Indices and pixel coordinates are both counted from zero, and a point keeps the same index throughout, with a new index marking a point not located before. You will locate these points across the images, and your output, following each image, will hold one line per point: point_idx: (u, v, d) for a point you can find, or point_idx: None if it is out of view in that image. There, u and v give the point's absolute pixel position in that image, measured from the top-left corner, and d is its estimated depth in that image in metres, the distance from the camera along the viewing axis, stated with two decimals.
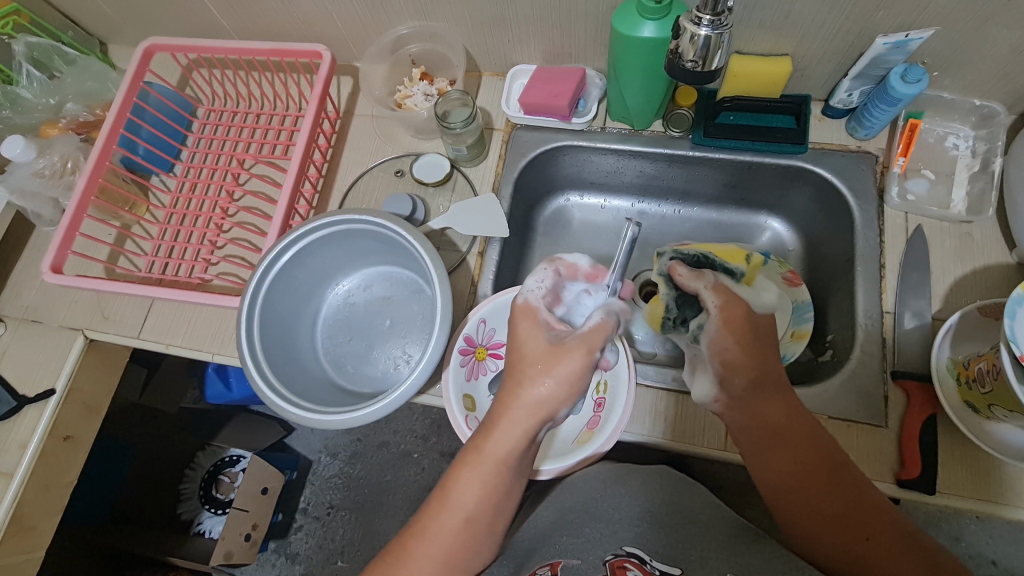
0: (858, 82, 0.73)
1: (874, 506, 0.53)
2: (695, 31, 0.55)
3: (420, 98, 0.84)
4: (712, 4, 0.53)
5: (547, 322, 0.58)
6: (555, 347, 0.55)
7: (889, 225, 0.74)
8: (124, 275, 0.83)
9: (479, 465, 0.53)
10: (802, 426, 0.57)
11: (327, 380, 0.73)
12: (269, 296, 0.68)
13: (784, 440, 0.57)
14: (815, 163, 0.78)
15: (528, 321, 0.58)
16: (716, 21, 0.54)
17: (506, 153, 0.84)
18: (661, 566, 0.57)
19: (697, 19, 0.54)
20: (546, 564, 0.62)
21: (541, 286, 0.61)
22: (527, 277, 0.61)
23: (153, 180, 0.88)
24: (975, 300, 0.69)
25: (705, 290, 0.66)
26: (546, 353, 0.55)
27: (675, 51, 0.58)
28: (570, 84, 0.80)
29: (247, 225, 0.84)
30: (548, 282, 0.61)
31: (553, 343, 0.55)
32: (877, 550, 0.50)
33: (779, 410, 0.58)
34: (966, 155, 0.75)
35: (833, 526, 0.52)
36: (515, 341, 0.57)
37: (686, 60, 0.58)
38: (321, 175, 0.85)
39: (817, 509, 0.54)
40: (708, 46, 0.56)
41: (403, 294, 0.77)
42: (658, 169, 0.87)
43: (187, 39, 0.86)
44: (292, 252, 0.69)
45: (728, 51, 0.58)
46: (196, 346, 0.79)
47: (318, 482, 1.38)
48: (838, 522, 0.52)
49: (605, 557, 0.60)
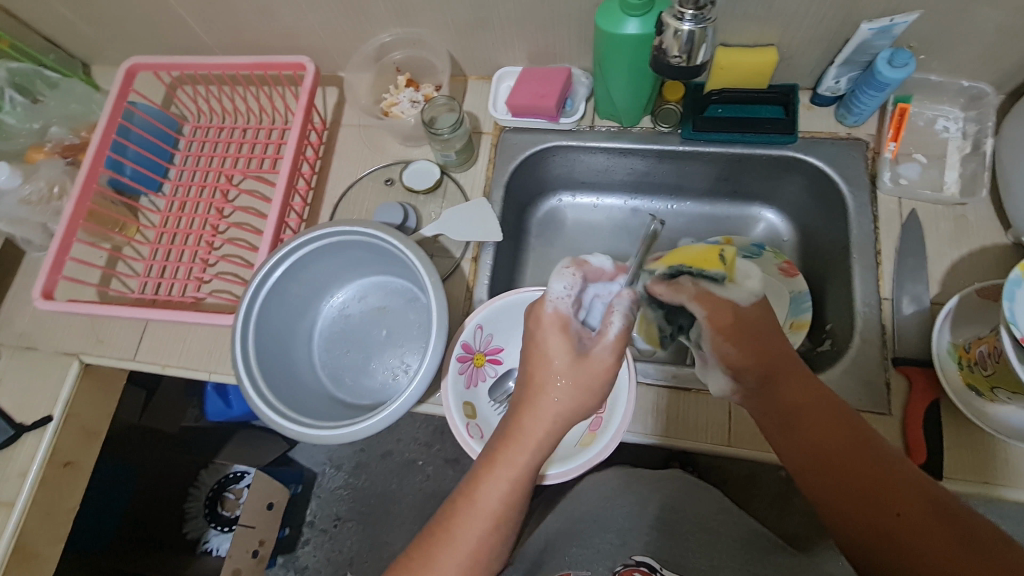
0: (845, 69, 0.73)
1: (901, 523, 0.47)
2: (679, 26, 0.54)
3: (407, 106, 0.83)
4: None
5: (575, 334, 0.55)
6: (581, 361, 0.54)
7: (883, 211, 0.74)
8: (116, 297, 0.83)
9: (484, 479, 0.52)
10: (819, 405, 0.55)
11: (326, 393, 0.72)
12: (264, 317, 0.67)
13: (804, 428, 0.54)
14: (806, 153, 0.78)
15: (556, 334, 0.54)
16: (699, 15, 0.54)
17: (495, 157, 0.84)
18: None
19: (680, 14, 0.54)
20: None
21: (567, 290, 0.56)
22: (553, 279, 0.56)
23: (143, 201, 0.88)
24: (972, 282, 0.69)
25: (689, 302, 0.63)
26: (570, 369, 0.54)
27: (658, 48, 0.57)
28: (557, 85, 0.80)
29: (239, 241, 0.84)
30: (574, 286, 0.56)
31: (581, 355, 0.54)
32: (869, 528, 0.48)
33: (794, 391, 0.56)
34: (956, 138, 0.75)
35: (839, 498, 0.51)
36: (530, 361, 0.55)
37: (671, 55, 0.57)
38: (311, 187, 0.84)
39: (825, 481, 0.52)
40: (693, 40, 0.55)
41: (398, 303, 0.76)
42: (649, 165, 0.88)
43: (169, 58, 0.85)
44: (282, 272, 0.68)
45: (712, 46, 0.58)
46: (192, 366, 0.78)
47: (324, 494, 1.38)
48: (842, 493, 0.51)
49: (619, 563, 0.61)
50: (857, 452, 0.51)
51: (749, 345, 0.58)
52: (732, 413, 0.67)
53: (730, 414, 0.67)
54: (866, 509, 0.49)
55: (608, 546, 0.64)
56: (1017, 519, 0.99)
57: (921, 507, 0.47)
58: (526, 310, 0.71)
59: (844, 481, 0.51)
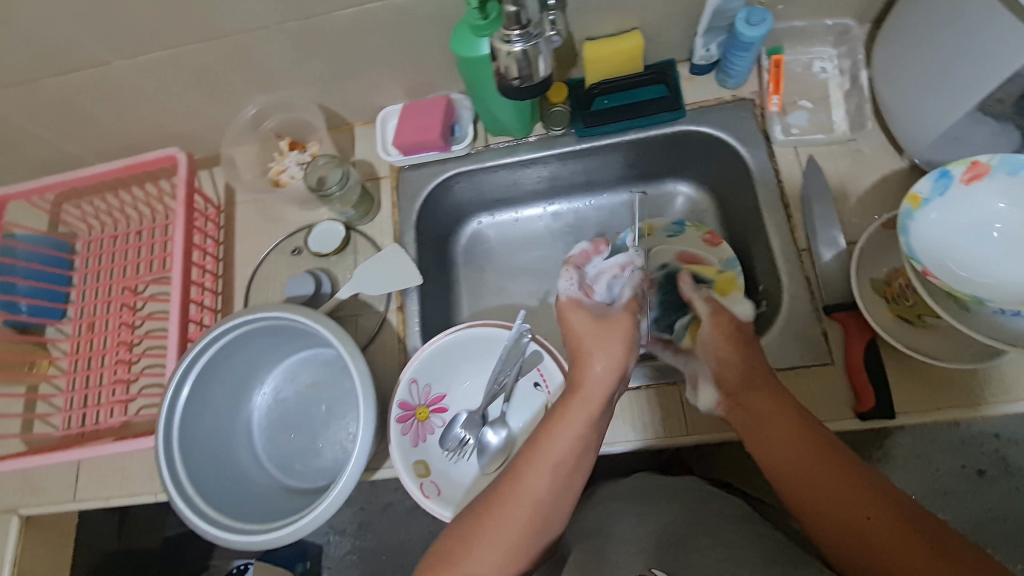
0: (711, 35, 0.73)
1: (871, 538, 0.47)
2: (509, 48, 0.55)
3: (296, 169, 0.80)
4: (515, 19, 0.54)
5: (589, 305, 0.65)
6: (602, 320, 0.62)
7: (783, 163, 0.74)
8: (41, 440, 0.78)
9: None
10: (790, 415, 0.55)
11: (278, 486, 0.69)
12: (187, 430, 0.64)
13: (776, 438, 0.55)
14: (697, 124, 0.77)
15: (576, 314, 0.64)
16: (526, 33, 0.55)
17: (398, 199, 0.81)
18: None
19: (507, 37, 0.55)
20: None
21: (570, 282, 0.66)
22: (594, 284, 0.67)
23: (49, 332, 0.84)
24: (882, 213, 0.69)
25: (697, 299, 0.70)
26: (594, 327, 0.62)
27: (499, 73, 0.58)
28: (439, 114, 0.78)
29: (157, 349, 0.80)
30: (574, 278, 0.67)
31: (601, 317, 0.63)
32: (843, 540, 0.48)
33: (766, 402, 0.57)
34: (834, 75, 0.76)
35: (812, 507, 0.51)
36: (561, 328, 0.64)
37: (512, 77, 0.58)
38: (218, 276, 0.81)
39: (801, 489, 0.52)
40: (528, 57, 0.56)
41: (332, 374, 0.74)
42: (554, 170, 0.86)
43: (38, 181, 0.81)
44: (195, 380, 0.64)
45: (551, 58, 0.58)
46: (136, 492, 0.74)
47: (332, 565, 1.34)
48: (816, 502, 0.50)
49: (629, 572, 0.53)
50: (828, 466, 0.51)
51: (742, 351, 0.62)
52: (685, 402, 0.67)
53: (683, 402, 0.67)
54: (837, 525, 0.49)
55: None
56: None
57: (890, 519, 0.47)
58: (458, 350, 0.69)
59: (818, 490, 0.51)
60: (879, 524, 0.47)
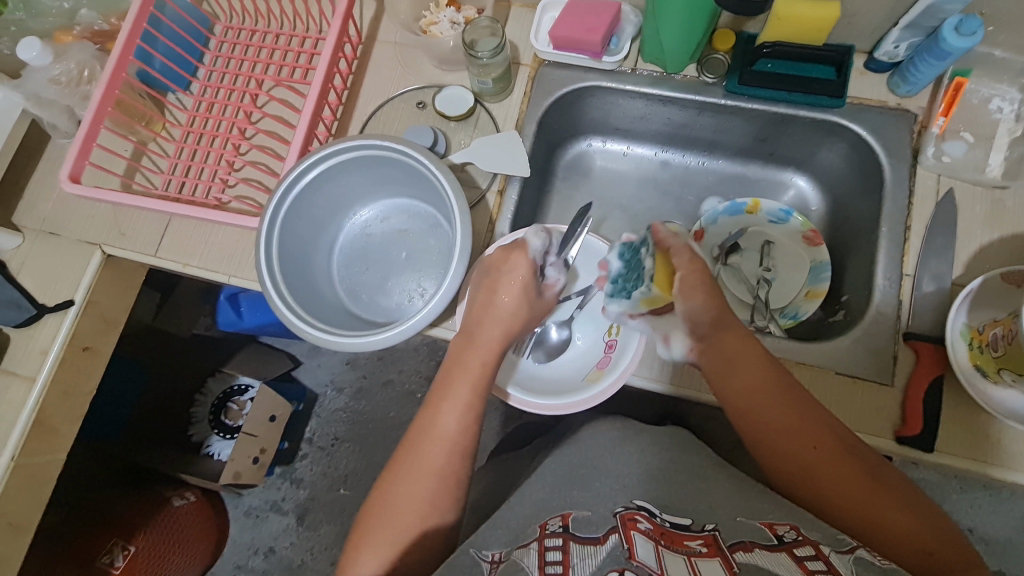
0: (908, 32, 0.69)
1: (871, 527, 0.54)
2: None
3: (447, 27, 0.80)
4: None
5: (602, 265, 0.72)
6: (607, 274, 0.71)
7: (920, 187, 0.72)
8: (139, 192, 0.83)
9: (425, 476, 0.60)
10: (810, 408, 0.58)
11: (342, 307, 0.73)
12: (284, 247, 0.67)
13: (793, 425, 0.57)
14: (851, 119, 0.75)
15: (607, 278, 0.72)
16: None
17: (532, 90, 0.82)
18: (671, 519, 0.55)
19: None
20: (558, 517, 0.58)
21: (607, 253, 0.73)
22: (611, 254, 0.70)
23: (170, 98, 0.87)
24: (997, 266, 0.68)
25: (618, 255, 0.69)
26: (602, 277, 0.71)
27: None
28: (606, 19, 0.77)
29: (265, 149, 0.82)
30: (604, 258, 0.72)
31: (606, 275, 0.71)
32: (864, 510, 0.54)
33: (780, 391, 0.58)
34: (1008, 119, 0.72)
35: (830, 485, 0.55)
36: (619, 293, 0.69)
37: None
38: (342, 102, 0.82)
39: (822, 473, 0.55)
40: None
41: (420, 228, 0.77)
42: (687, 117, 0.85)
43: None
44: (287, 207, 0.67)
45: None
46: (212, 268, 0.79)
47: (323, 414, 1.40)
48: (834, 481, 0.55)
49: (615, 509, 0.56)
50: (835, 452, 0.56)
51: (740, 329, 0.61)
52: None
53: None
54: (845, 516, 0.55)
55: (606, 490, 0.60)
56: (989, 508, 1.05)
57: (889, 499, 0.54)
58: None
59: (835, 474, 0.55)
60: (880, 512, 0.54)
